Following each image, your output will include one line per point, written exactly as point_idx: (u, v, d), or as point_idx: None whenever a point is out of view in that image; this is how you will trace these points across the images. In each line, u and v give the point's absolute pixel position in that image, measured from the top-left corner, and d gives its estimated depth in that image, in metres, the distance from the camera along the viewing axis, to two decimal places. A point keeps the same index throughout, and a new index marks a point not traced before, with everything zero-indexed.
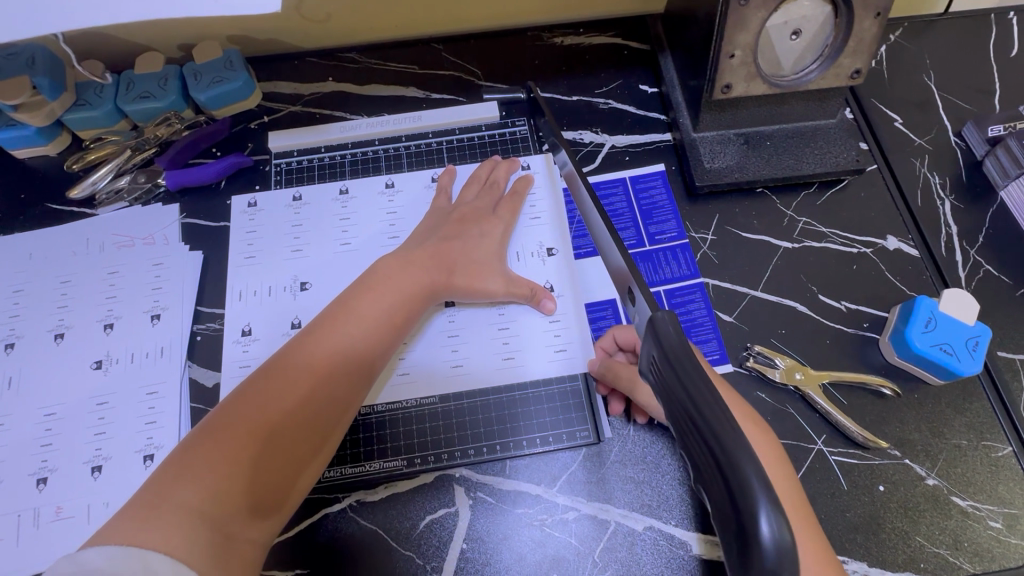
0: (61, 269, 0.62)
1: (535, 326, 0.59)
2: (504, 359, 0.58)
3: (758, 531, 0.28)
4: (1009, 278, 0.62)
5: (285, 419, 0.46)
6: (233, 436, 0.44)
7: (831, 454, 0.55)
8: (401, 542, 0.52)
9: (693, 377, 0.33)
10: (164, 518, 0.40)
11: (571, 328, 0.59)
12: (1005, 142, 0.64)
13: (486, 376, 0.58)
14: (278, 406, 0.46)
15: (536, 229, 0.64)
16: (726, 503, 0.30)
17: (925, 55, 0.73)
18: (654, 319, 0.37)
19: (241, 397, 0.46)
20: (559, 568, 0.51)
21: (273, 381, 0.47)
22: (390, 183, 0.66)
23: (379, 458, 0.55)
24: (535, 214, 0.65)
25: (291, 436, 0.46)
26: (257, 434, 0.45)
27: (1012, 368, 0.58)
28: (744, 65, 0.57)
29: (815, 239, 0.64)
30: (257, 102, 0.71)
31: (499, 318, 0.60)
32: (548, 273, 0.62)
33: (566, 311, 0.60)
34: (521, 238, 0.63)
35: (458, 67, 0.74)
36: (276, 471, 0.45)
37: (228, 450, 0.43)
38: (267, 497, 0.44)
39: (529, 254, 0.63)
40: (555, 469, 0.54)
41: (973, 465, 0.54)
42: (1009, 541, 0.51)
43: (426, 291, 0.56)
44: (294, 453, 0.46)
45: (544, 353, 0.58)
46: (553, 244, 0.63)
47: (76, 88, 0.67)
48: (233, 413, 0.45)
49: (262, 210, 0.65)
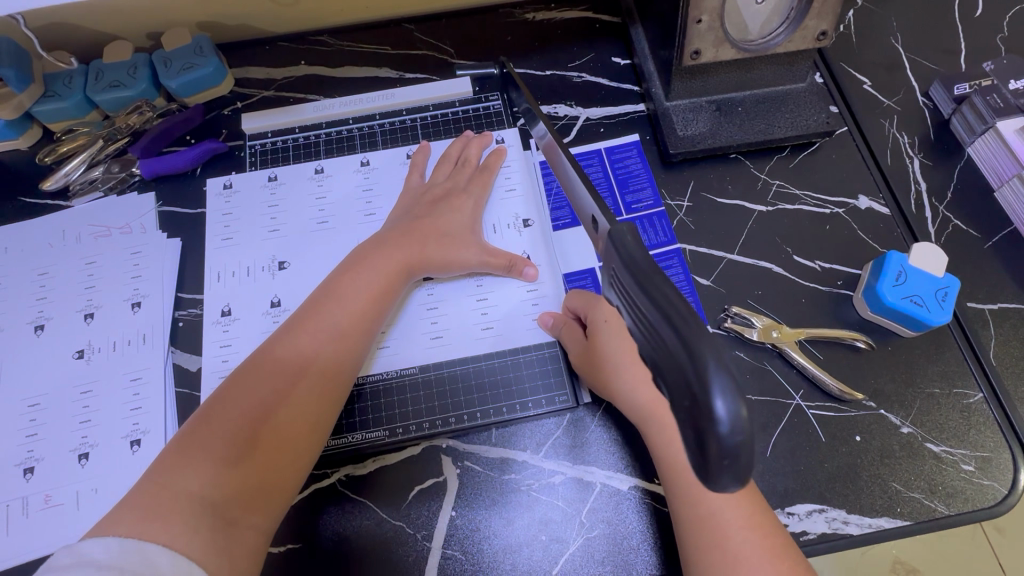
0: (38, 260, 0.62)
1: (514, 296, 0.60)
2: (483, 329, 0.59)
3: (715, 412, 0.27)
4: (977, 231, 0.63)
5: (279, 405, 0.47)
6: (229, 426, 0.45)
7: (809, 408, 0.56)
8: (391, 512, 0.53)
9: (657, 282, 0.31)
10: (167, 508, 0.40)
11: (548, 295, 0.60)
12: (970, 99, 0.66)
13: (466, 346, 0.58)
14: (271, 392, 0.47)
15: (511, 201, 0.65)
16: (681, 391, 0.28)
17: (892, 18, 0.74)
18: (612, 232, 0.35)
19: (236, 389, 0.47)
20: (549, 531, 0.52)
21: (264, 371, 0.48)
22: (365, 161, 0.67)
23: (361, 429, 0.55)
24: (510, 186, 0.65)
25: (286, 419, 0.46)
26: (252, 421, 0.45)
27: (981, 318, 0.59)
28: (711, 30, 0.57)
29: (789, 202, 0.65)
30: (229, 88, 0.71)
31: (477, 291, 0.60)
32: (525, 243, 0.62)
33: (543, 279, 0.61)
34: (496, 211, 0.64)
35: (432, 46, 0.74)
36: (275, 454, 0.45)
37: (225, 439, 0.44)
38: (269, 480, 0.45)
39: (505, 226, 0.63)
40: (540, 436, 0.55)
41: (946, 412, 0.55)
42: (982, 483, 0.53)
43: (409, 273, 0.56)
44: (292, 435, 0.46)
45: (522, 321, 0.59)
46: (528, 215, 0.64)
47: (44, 79, 0.66)
48: (228, 404, 0.46)
49: (238, 191, 0.65)
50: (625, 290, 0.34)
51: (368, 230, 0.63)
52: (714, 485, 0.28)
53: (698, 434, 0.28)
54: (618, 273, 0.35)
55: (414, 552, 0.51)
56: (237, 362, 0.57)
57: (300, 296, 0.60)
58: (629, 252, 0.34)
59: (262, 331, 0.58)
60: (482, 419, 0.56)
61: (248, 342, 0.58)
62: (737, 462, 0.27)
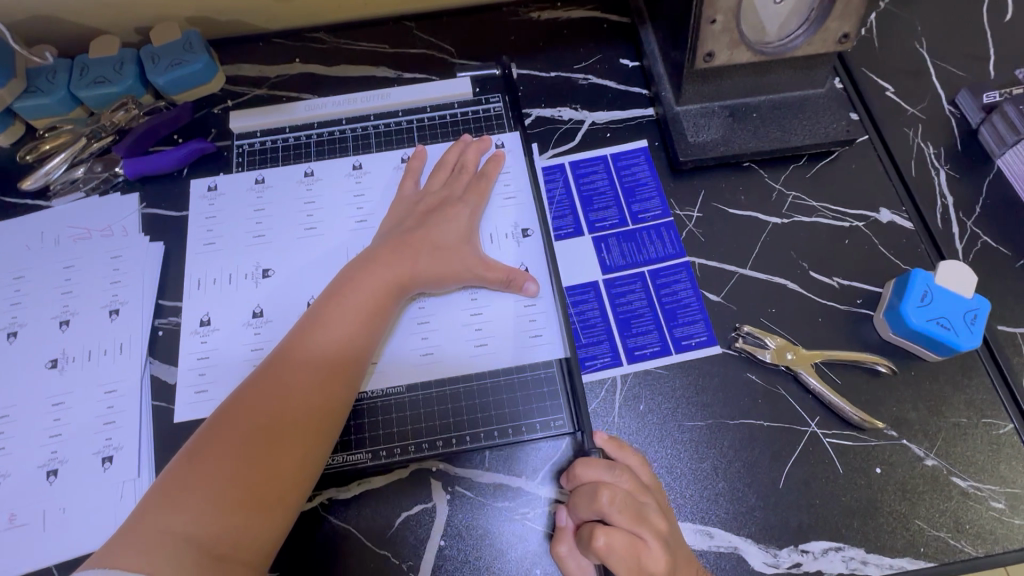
0: (14, 264, 0.59)
1: (509, 311, 0.57)
2: (476, 346, 0.56)
3: None
4: (1008, 249, 0.59)
5: (272, 428, 0.44)
6: (219, 452, 0.42)
7: (825, 436, 0.52)
8: (375, 540, 0.49)
9: None
10: (151, 542, 0.38)
11: (548, 312, 0.57)
12: (1001, 108, 0.62)
13: (458, 365, 0.55)
14: (265, 415, 0.44)
15: (510, 210, 0.61)
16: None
17: (917, 22, 0.70)
18: None
19: (224, 416, 0.45)
20: (543, 564, 0.48)
21: (259, 393, 0.46)
22: (357, 164, 0.63)
23: (342, 450, 0.52)
24: (509, 194, 0.62)
25: (281, 443, 0.44)
26: (239, 451, 0.43)
27: (1012, 343, 0.55)
28: (726, 31, 0.54)
29: (805, 214, 0.61)
30: (220, 86, 0.68)
31: (471, 304, 0.57)
32: (524, 255, 0.59)
33: (544, 293, 0.57)
34: (493, 220, 0.61)
35: (432, 45, 0.70)
36: (268, 481, 0.42)
37: (214, 467, 0.42)
38: (260, 509, 0.42)
39: (503, 237, 0.60)
40: (536, 461, 0.52)
41: (974, 444, 0.52)
42: (1012, 522, 0.49)
43: (407, 285, 0.53)
44: (283, 463, 0.43)
45: (519, 338, 0.56)
46: (528, 225, 0.61)
47: (27, 74, 0.63)
48: (215, 434, 0.44)
49: (223, 194, 0.62)
50: None
51: (359, 238, 0.60)
52: None
53: None
54: None
55: None
56: (215, 376, 0.54)
57: (285, 307, 0.56)
58: None
59: (243, 342, 0.55)
60: (474, 443, 0.52)
61: (228, 354, 0.55)
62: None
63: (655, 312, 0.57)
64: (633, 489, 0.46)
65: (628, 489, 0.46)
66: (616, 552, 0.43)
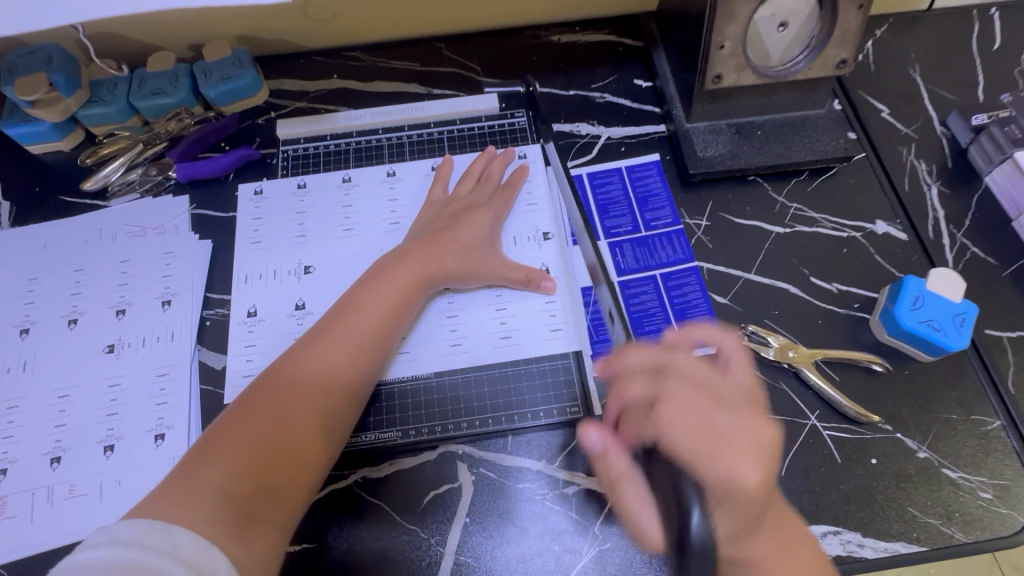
0: (75, 257, 0.64)
1: (530, 306, 0.61)
2: (502, 337, 0.60)
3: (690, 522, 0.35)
4: (996, 259, 0.64)
5: (290, 415, 0.48)
6: (255, 420, 0.47)
7: (825, 428, 0.56)
8: (405, 516, 0.53)
9: None
10: (189, 495, 0.42)
11: (568, 308, 0.61)
12: (988, 129, 0.67)
13: (485, 355, 0.59)
14: (285, 402, 0.48)
15: (533, 214, 0.66)
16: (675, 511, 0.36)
17: (911, 49, 0.76)
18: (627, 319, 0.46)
19: (260, 390, 0.49)
20: (561, 541, 0.52)
21: (282, 381, 0.49)
22: (391, 171, 0.69)
23: (374, 430, 0.56)
24: (531, 201, 0.67)
25: (297, 429, 0.47)
26: (272, 421, 0.47)
27: (999, 346, 0.59)
28: (733, 56, 0.60)
29: (806, 224, 0.66)
30: (264, 98, 0.74)
31: (495, 300, 0.62)
32: (544, 257, 0.64)
33: (563, 291, 0.62)
34: (517, 224, 0.65)
35: (460, 64, 0.76)
36: (295, 452, 0.47)
37: (249, 435, 0.46)
38: (288, 476, 0.46)
39: (525, 239, 0.65)
40: (553, 446, 0.56)
41: (964, 439, 0.55)
42: (1000, 511, 0.53)
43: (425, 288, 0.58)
44: (311, 438, 0.48)
45: (541, 332, 0.60)
46: (548, 228, 0.65)
47: (90, 85, 0.69)
48: (251, 405, 0.48)
49: (268, 197, 0.67)
50: None
51: (391, 239, 0.65)
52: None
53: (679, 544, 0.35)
54: None
55: (427, 557, 0.52)
56: (262, 363, 0.58)
57: (325, 301, 0.61)
58: None
59: (287, 332, 0.60)
60: (497, 426, 0.56)
61: (274, 343, 0.59)
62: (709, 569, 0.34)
63: (667, 312, 0.61)
64: (705, 380, 0.47)
65: (696, 378, 0.47)
66: (678, 423, 0.43)
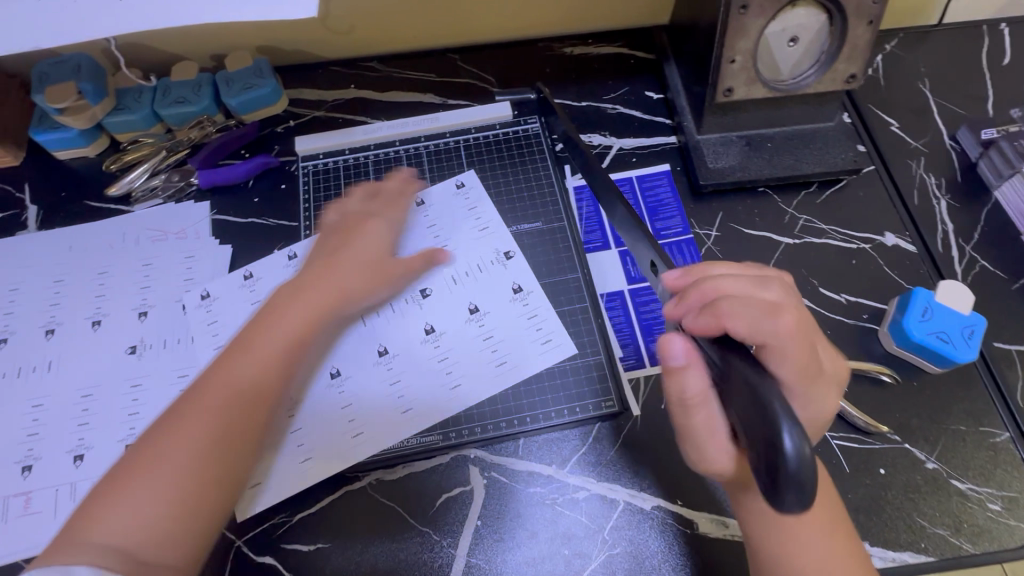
0: (100, 261, 0.66)
1: (518, 323, 0.61)
2: (498, 364, 0.59)
3: (783, 444, 0.32)
4: (1005, 272, 0.64)
5: (180, 462, 0.45)
6: (151, 462, 0.44)
7: (833, 438, 0.57)
8: (418, 518, 0.54)
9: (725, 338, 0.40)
10: (82, 546, 0.41)
11: (551, 319, 0.61)
12: (997, 143, 0.67)
13: (483, 380, 0.59)
14: (170, 450, 0.45)
15: (487, 238, 0.66)
16: (757, 439, 0.33)
17: (920, 63, 0.77)
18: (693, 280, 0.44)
19: (159, 428, 0.46)
20: (572, 545, 0.53)
21: (166, 427, 0.46)
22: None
23: (414, 433, 0.57)
24: (482, 225, 0.67)
25: (192, 476, 0.45)
26: (166, 461, 0.45)
27: (1008, 358, 0.60)
28: (744, 70, 0.61)
29: (816, 235, 0.67)
30: (283, 107, 0.75)
31: (479, 329, 0.61)
32: (512, 275, 0.64)
33: (539, 305, 0.62)
34: (474, 251, 0.65)
35: (474, 75, 0.78)
36: (195, 489, 0.45)
37: (146, 477, 0.44)
38: (191, 514, 0.44)
39: (489, 263, 0.64)
40: (566, 451, 0.57)
41: (973, 450, 0.56)
42: (1009, 523, 0.53)
43: (331, 311, 0.54)
44: (210, 473, 0.45)
45: (534, 348, 0.60)
46: (507, 247, 0.65)
47: (116, 94, 0.71)
48: (147, 446, 0.45)
49: (217, 299, 0.63)
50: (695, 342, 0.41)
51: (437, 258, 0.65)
52: (779, 506, 0.33)
53: (768, 465, 0.33)
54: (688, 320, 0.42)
55: (439, 559, 0.53)
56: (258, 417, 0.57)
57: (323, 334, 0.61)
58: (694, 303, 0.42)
59: None
60: (520, 427, 0.57)
61: None
62: (802, 488, 0.32)
63: None
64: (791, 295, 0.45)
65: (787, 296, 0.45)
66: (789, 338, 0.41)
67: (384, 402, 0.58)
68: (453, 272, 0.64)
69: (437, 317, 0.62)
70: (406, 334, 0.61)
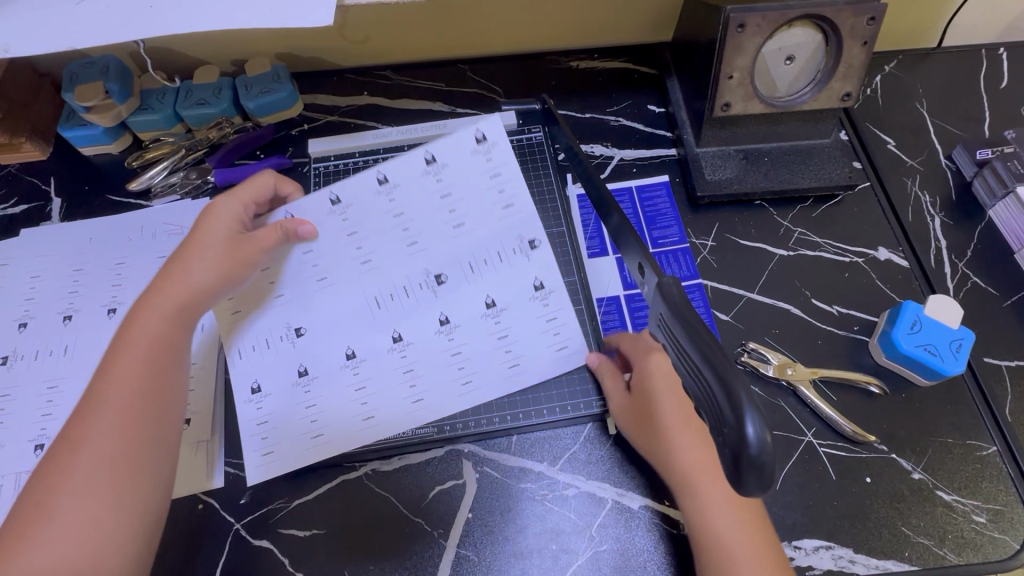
0: (118, 252, 0.69)
1: (532, 324, 0.61)
2: (510, 367, 0.60)
3: (746, 434, 0.33)
4: (996, 289, 0.65)
5: (65, 500, 0.45)
6: (54, 490, 0.45)
7: (821, 446, 0.58)
8: (411, 508, 0.56)
9: (701, 332, 0.37)
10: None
11: (569, 325, 0.62)
12: (991, 164, 0.69)
13: (497, 384, 0.60)
14: (57, 492, 0.45)
15: (511, 220, 0.63)
16: (721, 424, 0.35)
17: (919, 84, 0.78)
18: (660, 282, 0.41)
19: (54, 456, 0.47)
20: (559, 540, 0.54)
21: (49, 468, 0.46)
22: (383, 177, 0.64)
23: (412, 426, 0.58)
24: (505, 202, 0.64)
25: (85, 508, 0.45)
26: (65, 485, 0.45)
27: (997, 373, 0.60)
28: (741, 85, 0.63)
29: (809, 248, 0.68)
30: (298, 111, 0.78)
31: (496, 326, 0.61)
32: (533, 268, 0.63)
33: (560, 306, 0.62)
34: (497, 238, 0.63)
35: (482, 86, 0.81)
36: (104, 502, 0.46)
37: (53, 507, 0.45)
38: (109, 524, 0.46)
39: (511, 252, 0.63)
40: (558, 449, 0.58)
41: (959, 462, 0.56)
42: (993, 535, 0.53)
43: (186, 307, 0.54)
44: (121, 481, 0.47)
45: (546, 349, 0.61)
46: (532, 235, 0.63)
47: (141, 94, 0.74)
48: (46, 475, 0.46)
49: None
50: (672, 334, 0.40)
51: (459, 243, 0.63)
52: (744, 489, 0.34)
53: (734, 455, 0.34)
54: (664, 317, 0.41)
55: (430, 549, 0.54)
56: (273, 406, 0.58)
57: (342, 316, 0.61)
58: (674, 301, 0.40)
59: (287, 362, 0.60)
60: (513, 423, 0.59)
61: (285, 379, 0.59)
62: (762, 474, 0.33)
63: None
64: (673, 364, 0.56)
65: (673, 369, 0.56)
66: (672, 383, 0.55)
67: (397, 395, 0.59)
68: (468, 257, 0.62)
69: (453, 307, 0.62)
70: (421, 324, 0.61)
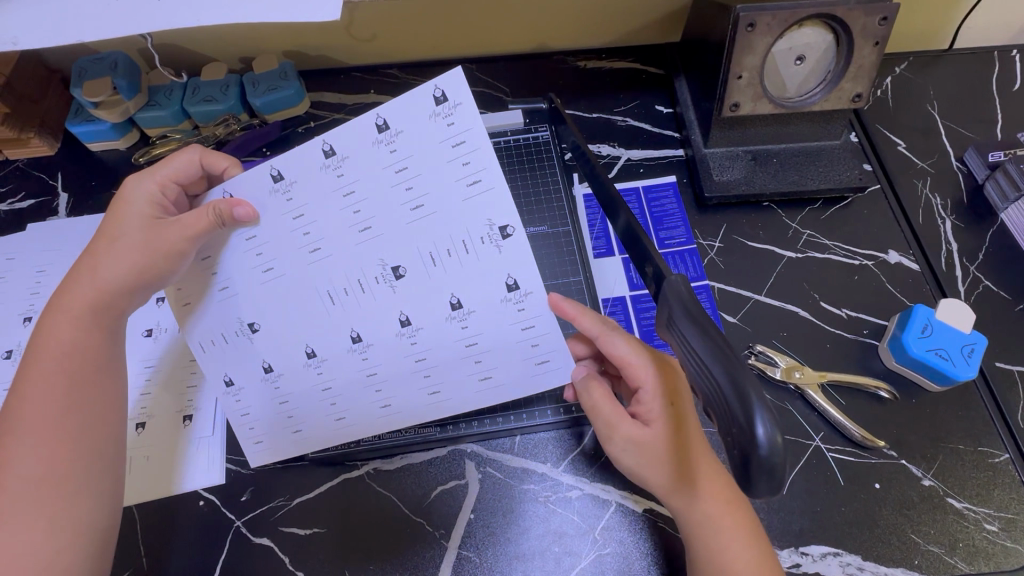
0: None
1: (503, 328, 0.52)
2: (480, 379, 0.54)
3: (757, 435, 0.32)
4: (1009, 294, 0.64)
5: None
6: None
7: (829, 451, 0.57)
8: (412, 508, 0.55)
9: (711, 331, 0.37)
10: None
11: (549, 335, 0.52)
12: (1003, 167, 0.68)
13: (469, 399, 0.54)
14: None
15: (479, 200, 0.49)
16: (731, 423, 0.34)
17: (930, 86, 0.77)
18: (670, 281, 0.42)
19: None
20: (562, 543, 0.53)
21: None
22: (329, 148, 0.49)
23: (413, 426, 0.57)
24: (469, 175, 0.49)
25: (27, 516, 0.43)
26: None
27: (1009, 378, 0.59)
28: (751, 85, 0.62)
29: (818, 250, 0.67)
30: (305, 109, 0.78)
31: (462, 331, 0.52)
32: (504, 262, 0.50)
33: (540, 313, 0.52)
34: (460, 222, 0.49)
35: (490, 85, 0.80)
36: (47, 507, 0.44)
37: None
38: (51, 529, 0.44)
39: (478, 241, 0.49)
40: (561, 450, 0.57)
41: (970, 469, 0.55)
42: (1005, 544, 0.52)
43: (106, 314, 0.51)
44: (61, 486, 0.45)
45: (523, 364, 0.54)
46: (505, 219, 0.49)
47: (149, 90, 0.74)
48: None
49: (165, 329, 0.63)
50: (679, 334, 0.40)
51: (420, 228, 0.49)
52: (751, 491, 0.34)
53: (742, 456, 0.33)
54: (675, 315, 0.40)
55: (431, 550, 0.54)
56: (246, 406, 0.53)
57: (293, 315, 0.51)
58: (682, 300, 0.40)
59: (245, 361, 0.52)
60: (515, 424, 0.58)
61: (250, 377, 0.53)
62: (772, 475, 0.33)
63: None
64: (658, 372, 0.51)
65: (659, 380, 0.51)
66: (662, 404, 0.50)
67: (367, 399, 0.54)
68: (430, 249, 0.50)
69: (413, 306, 0.51)
70: (378, 323, 0.51)
